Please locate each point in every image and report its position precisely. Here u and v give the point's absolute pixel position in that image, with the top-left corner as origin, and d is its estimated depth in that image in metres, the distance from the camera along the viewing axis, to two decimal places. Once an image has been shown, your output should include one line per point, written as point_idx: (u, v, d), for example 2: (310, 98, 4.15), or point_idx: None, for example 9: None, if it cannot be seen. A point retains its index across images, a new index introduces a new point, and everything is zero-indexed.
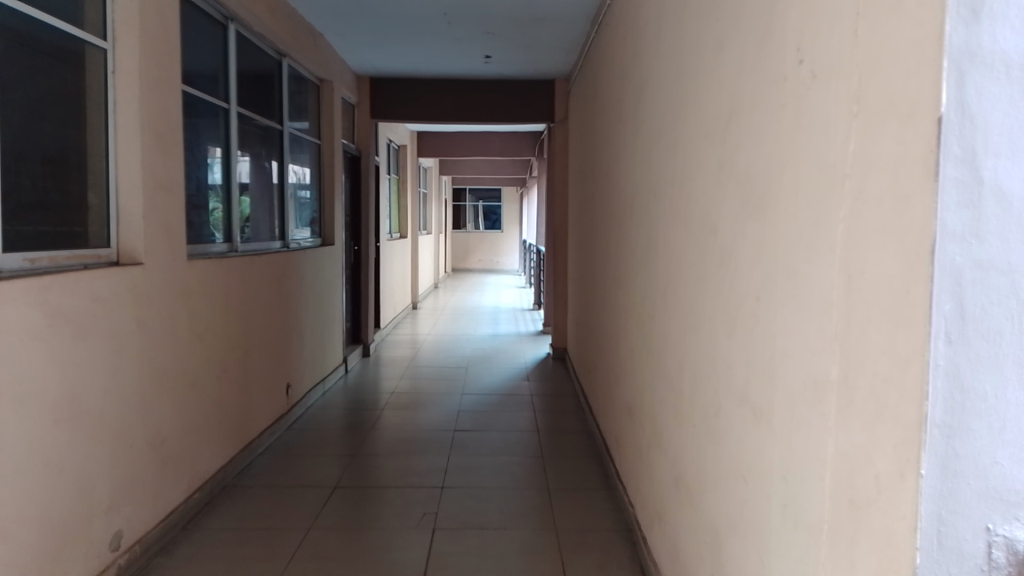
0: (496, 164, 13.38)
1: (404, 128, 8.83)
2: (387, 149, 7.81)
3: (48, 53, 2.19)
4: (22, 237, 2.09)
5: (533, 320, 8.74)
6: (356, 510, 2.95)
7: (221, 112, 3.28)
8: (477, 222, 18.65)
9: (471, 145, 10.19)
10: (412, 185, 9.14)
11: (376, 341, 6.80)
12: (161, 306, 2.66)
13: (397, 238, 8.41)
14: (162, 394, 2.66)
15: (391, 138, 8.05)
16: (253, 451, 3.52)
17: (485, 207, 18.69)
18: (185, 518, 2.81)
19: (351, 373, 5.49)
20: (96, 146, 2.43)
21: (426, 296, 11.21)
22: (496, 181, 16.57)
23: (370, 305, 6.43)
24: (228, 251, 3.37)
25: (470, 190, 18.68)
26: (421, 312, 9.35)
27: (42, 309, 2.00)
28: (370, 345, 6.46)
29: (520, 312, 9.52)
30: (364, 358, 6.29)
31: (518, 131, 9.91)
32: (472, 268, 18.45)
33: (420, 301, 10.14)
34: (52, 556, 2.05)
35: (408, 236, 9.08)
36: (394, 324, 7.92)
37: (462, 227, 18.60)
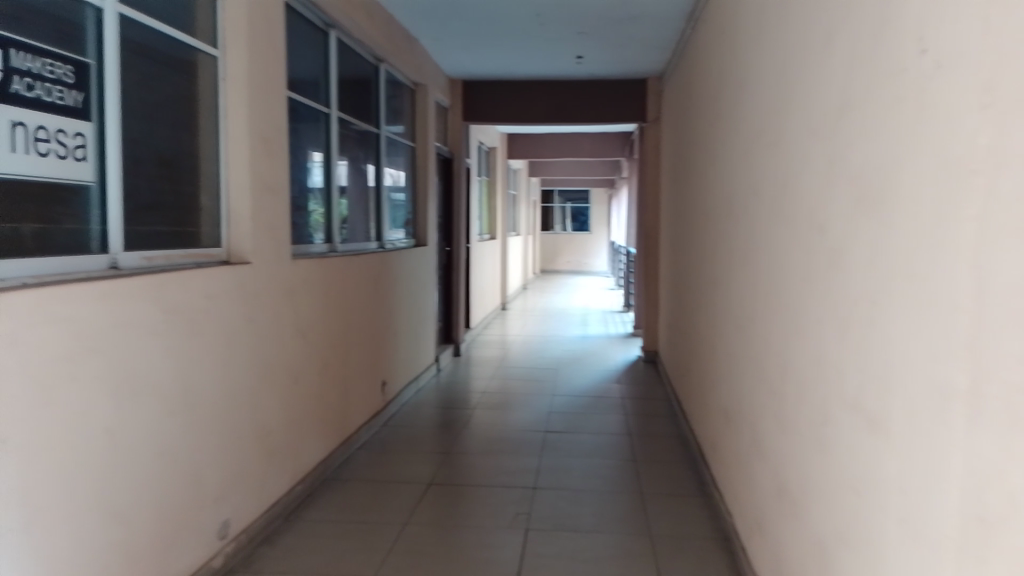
0: (586, 165, 13.29)
1: (495, 130, 8.91)
2: (477, 152, 7.90)
3: (165, 62, 2.33)
4: (141, 236, 2.23)
5: (623, 323, 8.63)
6: (448, 508, 2.99)
7: (322, 116, 3.40)
8: (565, 223, 18.66)
9: (561, 146, 10.17)
10: (502, 187, 9.21)
11: (466, 342, 6.87)
12: (267, 304, 2.77)
13: (488, 239, 8.49)
14: (266, 389, 2.77)
15: (481, 141, 8.13)
16: (352, 447, 3.63)
17: (574, 209, 18.68)
18: (288, 508, 2.91)
19: (443, 372, 5.58)
20: (208, 151, 2.57)
21: (515, 297, 11.27)
22: (587, 182, 16.51)
23: (461, 306, 6.52)
24: (328, 251, 3.49)
25: (559, 192, 18.61)
26: (511, 313, 9.40)
27: (159, 304, 2.12)
28: (461, 345, 6.53)
29: (608, 313, 9.46)
30: (455, 358, 6.37)
31: (608, 132, 9.85)
32: (560, 269, 18.46)
33: (509, 302, 10.22)
34: (165, 541, 2.16)
35: (498, 237, 9.15)
36: (484, 326, 7.99)
37: (551, 229, 18.65)
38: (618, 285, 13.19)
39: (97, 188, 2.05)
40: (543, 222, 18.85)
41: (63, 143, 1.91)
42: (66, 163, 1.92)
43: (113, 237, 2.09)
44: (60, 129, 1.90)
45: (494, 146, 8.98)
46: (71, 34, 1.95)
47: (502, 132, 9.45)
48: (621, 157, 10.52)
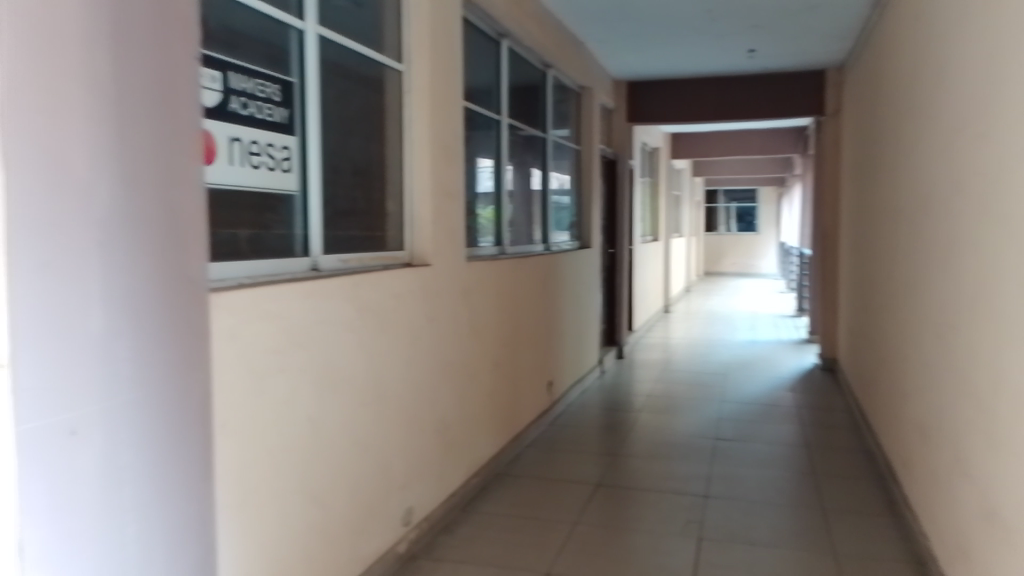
0: (752, 164, 12.83)
1: (659, 130, 8.79)
2: (642, 152, 7.83)
3: (357, 78, 2.51)
4: (337, 240, 2.42)
5: (796, 328, 8.18)
6: (615, 510, 2.99)
7: (494, 123, 3.51)
8: (729, 224, 18.02)
9: (729, 144, 9.83)
10: (666, 187, 9.06)
11: (629, 344, 6.83)
12: (446, 304, 2.90)
13: (651, 241, 8.39)
14: (445, 385, 2.90)
15: (646, 141, 8.06)
16: (523, 443, 3.73)
17: (740, 208, 17.98)
18: (465, 500, 3.04)
19: (608, 374, 5.58)
20: (393, 160, 2.73)
21: (678, 299, 11.04)
22: (755, 180, 15.82)
23: (624, 307, 6.48)
24: (499, 254, 3.60)
25: (725, 191, 17.93)
26: (675, 316, 9.23)
27: (352, 303, 2.29)
28: (624, 347, 6.50)
29: (779, 318, 9.00)
30: (619, 360, 6.35)
31: (781, 127, 9.38)
32: (724, 271, 17.85)
33: (673, 305, 10.02)
34: (358, 523, 2.34)
35: (661, 238, 9.01)
36: (647, 328, 7.91)
37: (714, 230, 18.08)
38: (789, 288, 12.52)
39: (301, 196, 2.25)
40: (707, 222, 18.27)
41: (272, 156, 2.11)
42: (274, 174, 2.12)
43: (314, 241, 2.28)
44: (269, 143, 2.10)
45: (658, 146, 8.86)
46: (278, 56, 2.14)
47: (666, 131, 9.30)
48: (794, 153, 9.97)
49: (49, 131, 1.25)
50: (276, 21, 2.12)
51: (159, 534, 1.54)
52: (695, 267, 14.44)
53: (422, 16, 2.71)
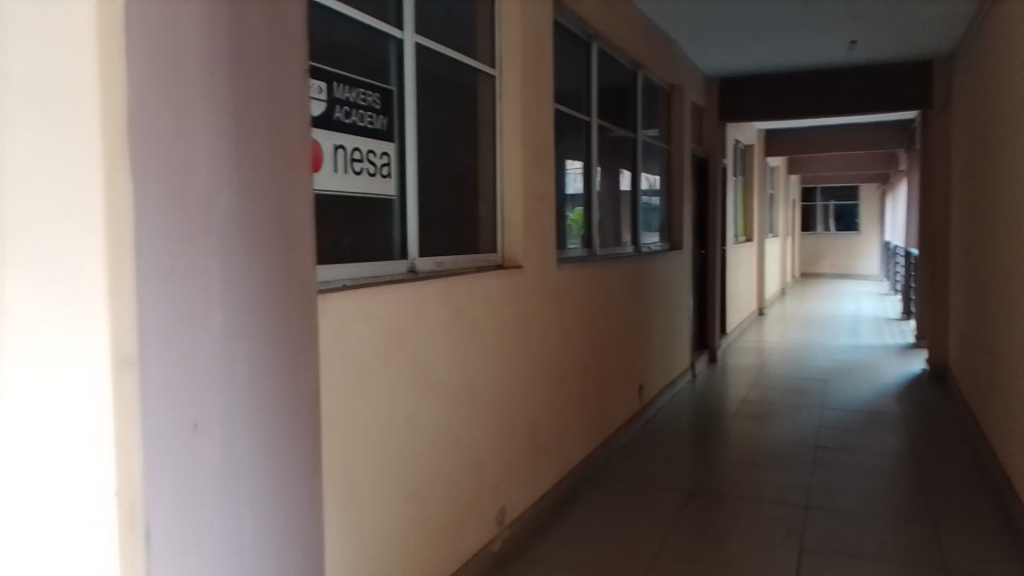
0: (853, 160, 12.27)
1: (752, 128, 8.56)
2: (735, 151, 7.64)
3: (451, 84, 2.56)
4: (433, 244, 2.47)
5: (901, 333, 7.78)
6: (708, 518, 2.93)
7: (584, 125, 3.51)
8: (826, 223, 17.32)
9: (827, 140, 9.46)
10: (759, 187, 8.80)
11: (721, 347, 6.67)
12: (537, 306, 2.92)
13: (744, 242, 8.18)
14: (537, 387, 2.92)
15: (739, 139, 7.86)
16: (613, 444, 3.72)
17: (837, 207, 17.25)
18: (556, 503, 3.06)
19: (699, 378, 5.47)
20: (486, 164, 2.77)
21: (773, 302, 10.70)
22: (854, 178, 15.15)
23: (716, 310, 6.34)
24: (588, 256, 3.59)
25: (823, 189, 17.19)
26: (769, 319, 8.94)
27: (447, 305, 2.33)
28: (716, 351, 6.35)
29: (882, 322, 8.58)
30: (710, 364, 6.21)
31: (884, 122, 8.94)
32: (820, 273, 17.16)
33: (767, 308, 9.72)
34: (454, 522, 2.38)
35: (755, 239, 8.76)
36: (740, 332, 7.70)
37: (809, 230, 17.42)
38: (892, 290, 11.92)
39: (398, 202, 2.31)
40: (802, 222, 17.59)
41: (373, 162, 2.18)
42: (375, 180, 2.20)
43: (410, 246, 2.34)
44: (370, 150, 2.17)
45: (751, 145, 8.62)
46: (379, 66, 2.22)
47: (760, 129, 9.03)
48: (898, 149, 9.49)
49: (169, 143, 1.26)
50: (377, 31, 2.19)
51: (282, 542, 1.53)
52: (790, 269, 13.95)
53: (516, 21, 2.75)
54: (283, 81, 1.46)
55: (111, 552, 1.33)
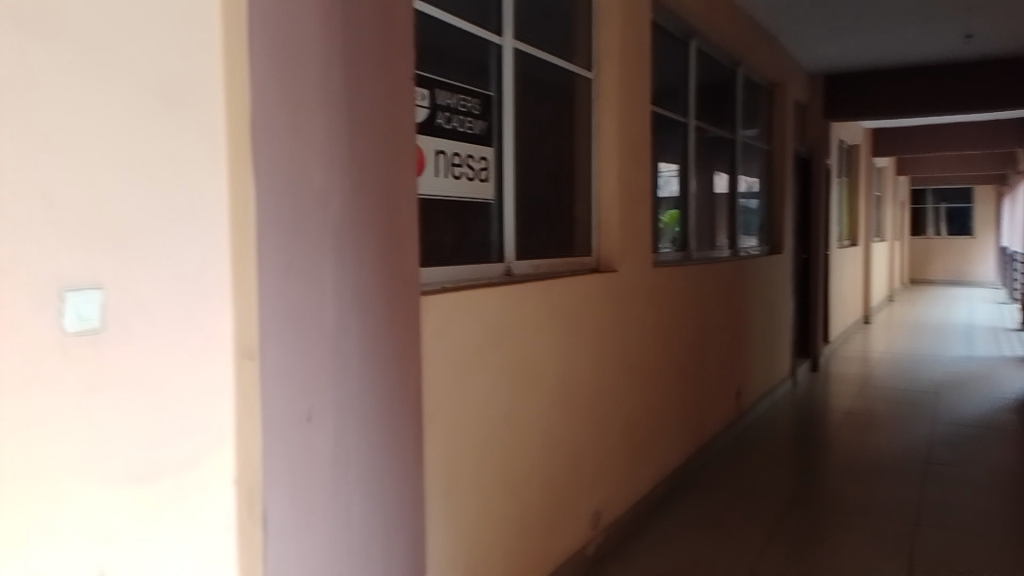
0: (969, 159, 11.55)
1: (858, 126, 8.19)
2: (839, 150, 7.33)
3: (549, 87, 2.58)
4: (530, 246, 2.50)
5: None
6: (813, 528, 2.84)
7: (682, 126, 3.47)
8: (937, 227, 16.35)
9: (940, 138, 8.95)
10: (865, 188, 8.41)
11: (824, 355, 6.41)
12: (633, 308, 2.90)
13: (849, 246, 7.83)
14: (633, 389, 2.90)
15: (843, 139, 7.54)
16: (710, 446, 3.66)
17: (951, 210, 16.25)
18: (652, 507, 3.02)
19: (801, 386, 5.27)
20: (582, 167, 2.78)
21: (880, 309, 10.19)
22: (970, 178, 14.23)
23: (819, 316, 6.10)
24: (685, 259, 3.54)
25: (934, 191, 16.23)
26: (877, 327, 8.51)
27: (544, 306, 2.36)
28: (819, 359, 6.11)
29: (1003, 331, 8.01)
30: (813, 372, 5.98)
31: (1004, 118, 8.37)
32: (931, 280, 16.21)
33: (873, 315, 9.25)
34: (550, 522, 2.40)
35: (860, 243, 8.37)
36: (844, 340, 7.37)
37: (920, 234, 16.50)
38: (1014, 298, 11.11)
39: (496, 205, 2.35)
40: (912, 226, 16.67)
41: (472, 167, 2.23)
42: (474, 183, 2.24)
43: (508, 248, 2.38)
44: (470, 154, 2.22)
45: (857, 144, 8.24)
46: (480, 72, 2.27)
47: (867, 127, 8.63)
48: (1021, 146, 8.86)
49: (289, 166, 1.59)
50: (478, 38, 2.25)
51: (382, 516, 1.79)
52: (898, 275, 13.24)
53: (613, 22, 2.75)
54: (384, 121, 1.82)
55: (227, 517, 1.58)
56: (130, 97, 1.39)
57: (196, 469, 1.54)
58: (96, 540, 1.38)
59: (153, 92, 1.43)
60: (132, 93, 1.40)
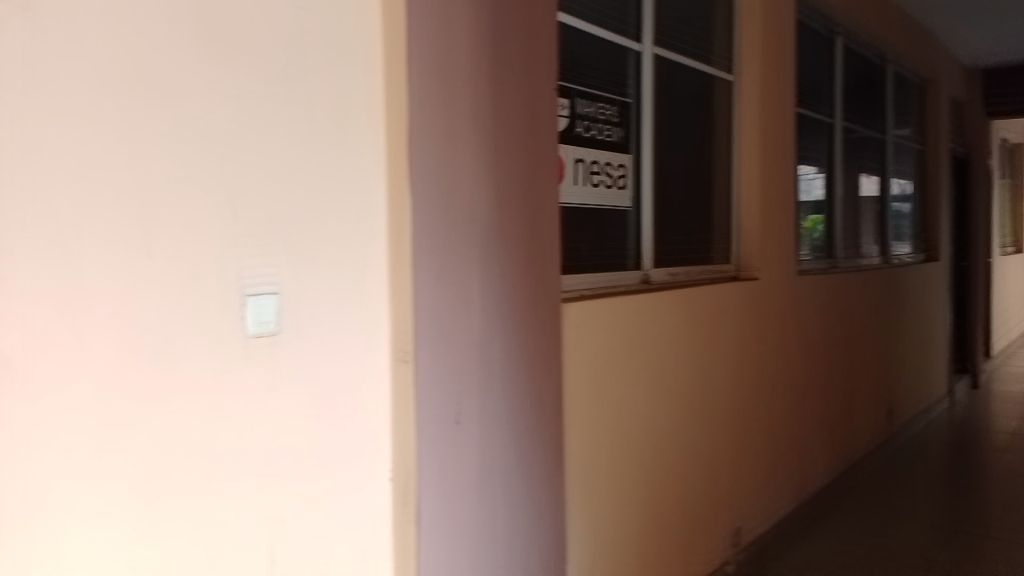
0: None
1: None
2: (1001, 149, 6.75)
3: (688, 92, 2.55)
4: (668, 253, 2.47)
5: None
6: (971, 558, 2.63)
7: (826, 127, 3.32)
8: None
9: None
10: None
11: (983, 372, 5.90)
12: (775, 317, 2.80)
13: (1012, 252, 7.18)
14: (775, 402, 2.80)
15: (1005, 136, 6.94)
16: (854, 464, 3.48)
17: None
18: (793, 526, 2.90)
19: (958, 404, 4.88)
20: (722, 172, 2.72)
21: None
22: None
23: (978, 329, 5.63)
24: (831, 267, 3.38)
25: None
26: None
27: (682, 314, 2.32)
28: (978, 375, 5.63)
29: None
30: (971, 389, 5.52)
31: None
32: None
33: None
34: (688, 535, 2.36)
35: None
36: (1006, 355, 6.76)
37: None
38: None
39: (634, 212, 2.34)
40: None
41: (610, 174, 2.23)
42: (612, 191, 2.24)
43: (645, 256, 2.36)
44: (608, 162, 2.23)
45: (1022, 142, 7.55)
46: (618, 79, 2.27)
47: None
48: None
49: (439, 177, 1.68)
50: (618, 45, 2.25)
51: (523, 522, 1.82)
52: None
53: (755, 23, 2.68)
54: (525, 131, 1.88)
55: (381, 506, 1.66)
56: (302, 119, 1.52)
57: (359, 463, 1.63)
58: (265, 527, 1.47)
59: (320, 112, 1.55)
60: (303, 115, 1.52)
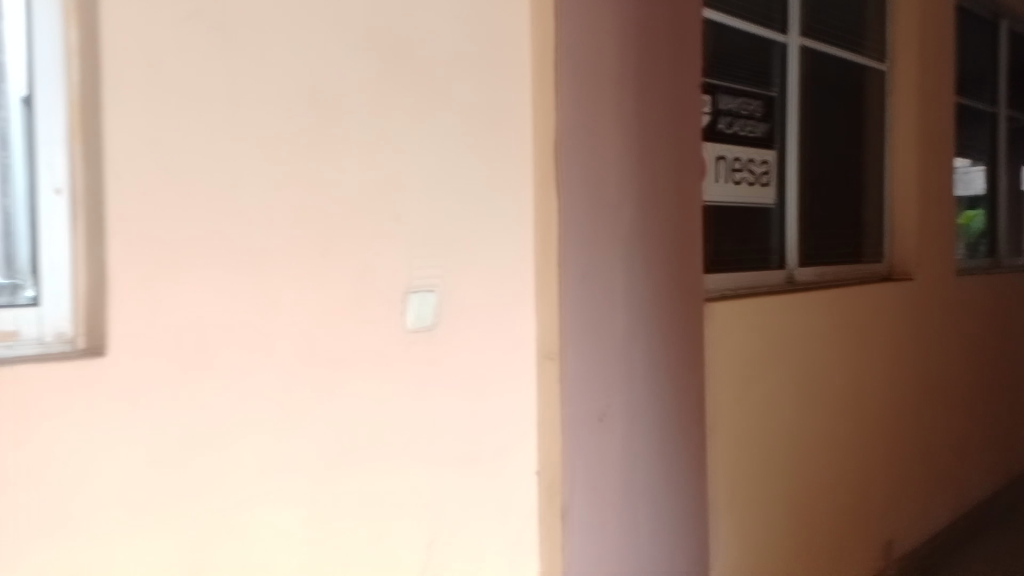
0: None
1: None
2: None
3: (837, 83, 2.46)
4: (817, 252, 2.40)
5: None
6: None
7: (988, 117, 3.11)
8: None
9: None
10: None
11: None
12: (931, 320, 2.66)
13: None
14: (929, 410, 2.67)
15: None
16: (1018, 477, 3.24)
17: None
18: (949, 542, 2.76)
19: None
20: (873, 167, 2.61)
21: None
22: None
23: None
24: (993, 266, 3.16)
25: None
26: None
27: (828, 315, 2.26)
28: None
29: None
30: None
31: None
32: None
33: None
34: (832, 544, 2.32)
35: None
36: None
37: None
38: None
39: (777, 210, 2.27)
40: None
41: (753, 171, 2.18)
42: (754, 189, 2.19)
43: (789, 255, 2.29)
44: (751, 159, 2.18)
45: None
46: (763, 74, 2.22)
47: None
48: None
49: (586, 184, 1.75)
50: (762, 39, 2.20)
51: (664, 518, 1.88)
52: None
53: (911, 9, 2.55)
54: (669, 134, 1.91)
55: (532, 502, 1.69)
56: (463, 122, 1.60)
57: (512, 456, 1.67)
58: (423, 511, 1.54)
59: (480, 115, 1.62)
60: (465, 119, 1.60)
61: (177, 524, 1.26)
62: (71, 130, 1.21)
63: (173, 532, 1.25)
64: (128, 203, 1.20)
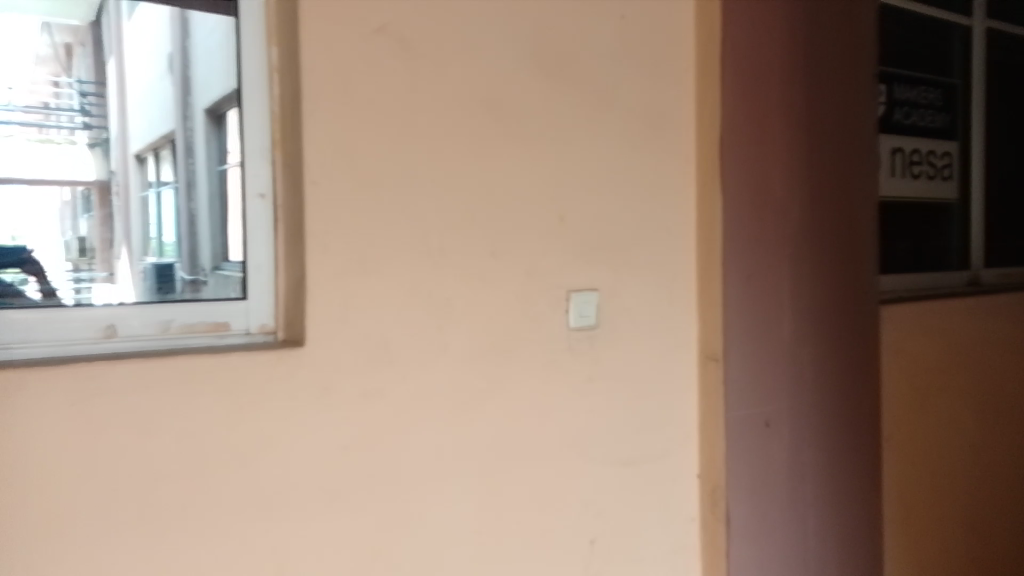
0: None
1: None
2: None
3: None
4: (1003, 251, 2.21)
5: None
6: None
7: None
8: None
9: None
10: None
11: None
12: None
13: None
14: None
15: None
16: None
17: None
18: None
19: None
20: None
21: None
22: None
23: None
24: None
25: None
26: None
27: (1014, 319, 2.09)
28: None
29: None
30: None
31: None
32: None
33: None
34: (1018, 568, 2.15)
35: None
36: None
37: None
38: None
39: (959, 206, 2.12)
40: None
41: (934, 164, 2.05)
42: (934, 183, 2.06)
43: (974, 254, 2.13)
44: (930, 151, 2.04)
45: None
46: (943, 61, 2.07)
47: None
48: None
49: (745, 179, 1.67)
50: (943, 23, 2.05)
51: (832, 533, 1.79)
52: None
53: None
54: (841, 127, 1.80)
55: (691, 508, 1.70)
56: (623, 126, 1.62)
57: (674, 460, 1.68)
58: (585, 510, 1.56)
59: (638, 119, 1.64)
60: (624, 122, 1.62)
61: (360, 510, 1.35)
62: (273, 143, 1.37)
63: (355, 518, 1.35)
64: (322, 210, 1.32)
